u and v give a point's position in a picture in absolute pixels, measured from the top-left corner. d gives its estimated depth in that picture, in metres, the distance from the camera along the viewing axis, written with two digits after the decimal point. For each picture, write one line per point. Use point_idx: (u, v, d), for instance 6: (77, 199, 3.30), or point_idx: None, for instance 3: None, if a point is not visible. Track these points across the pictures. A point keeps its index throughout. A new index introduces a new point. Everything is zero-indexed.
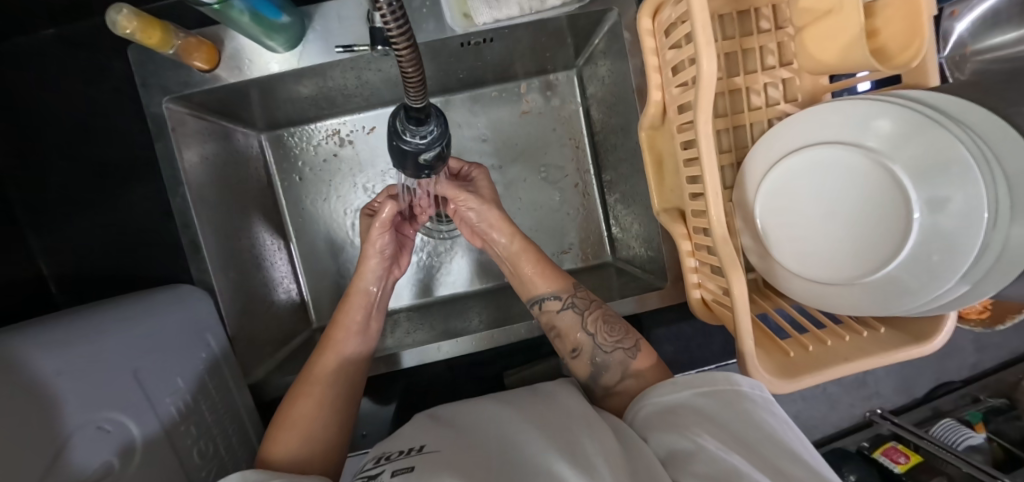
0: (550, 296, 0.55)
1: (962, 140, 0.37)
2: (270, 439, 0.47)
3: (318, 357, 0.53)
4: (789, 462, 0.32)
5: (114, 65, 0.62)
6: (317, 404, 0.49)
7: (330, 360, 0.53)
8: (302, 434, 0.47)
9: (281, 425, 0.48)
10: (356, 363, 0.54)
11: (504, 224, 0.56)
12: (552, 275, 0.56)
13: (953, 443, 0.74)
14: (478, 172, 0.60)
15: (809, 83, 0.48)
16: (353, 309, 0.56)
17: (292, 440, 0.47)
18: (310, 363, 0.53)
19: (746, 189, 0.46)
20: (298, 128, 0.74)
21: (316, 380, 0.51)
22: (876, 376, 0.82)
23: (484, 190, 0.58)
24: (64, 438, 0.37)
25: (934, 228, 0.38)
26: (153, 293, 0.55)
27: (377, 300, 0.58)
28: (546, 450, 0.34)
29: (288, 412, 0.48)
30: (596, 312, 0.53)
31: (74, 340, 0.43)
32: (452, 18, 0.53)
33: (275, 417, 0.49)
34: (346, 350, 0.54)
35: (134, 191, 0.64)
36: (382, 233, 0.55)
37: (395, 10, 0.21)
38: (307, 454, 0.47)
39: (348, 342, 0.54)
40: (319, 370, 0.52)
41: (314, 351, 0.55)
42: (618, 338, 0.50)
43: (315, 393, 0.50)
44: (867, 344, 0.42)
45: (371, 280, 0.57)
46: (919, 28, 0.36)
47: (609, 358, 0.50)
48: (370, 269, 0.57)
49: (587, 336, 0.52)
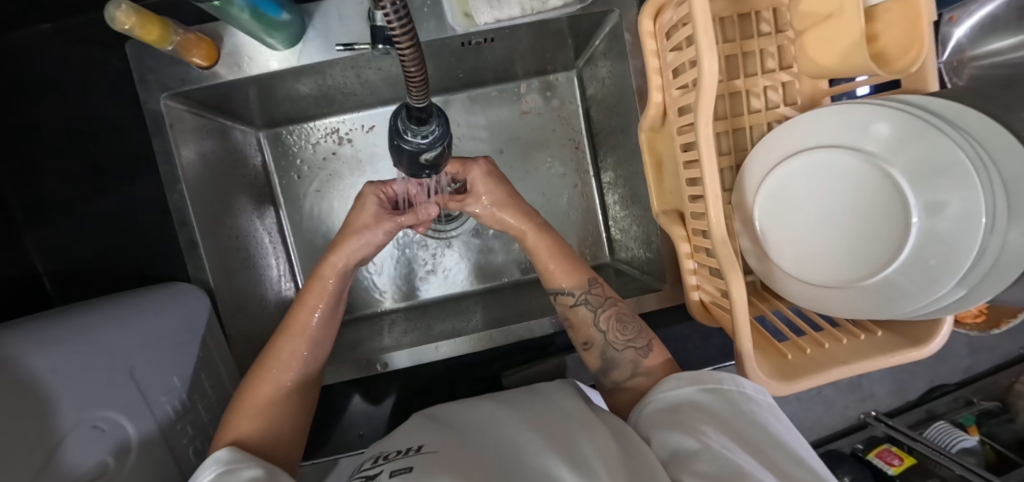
0: (565, 291, 0.55)
1: (960, 145, 0.37)
2: (230, 425, 0.45)
3: (280, 341, 0.50)
4: (790, 463, 0.32)
5: (111, 61, 0.61)
6: (286, 393, 0.49)
7: (294, 345, 0.50)
8: (265, 421, 0.46)
9: (243, 411, 0.46)
10: (319, 345, 0.52)
11: (516, 221, 0.56)
12: (570, 269, 0.55)
13: (947, 446, 0.73)
14: (469, 169, 0.56)
15: (809, 86, 0.47)
16: (318, 286, 0.53)
17: (252, 424, 0.45)
18: (272, 350, 0.50)
19: (746, 191, 0.46)
20: (297, 126, 0.73)
21: (281, 366, 0.49)
22: (871, 378, 0.83)
23: (485, 195, 0.56)
24: (59, 438, 0.37)
25: (932, 232, 0.38)
26: (152, 290, 0.53)
27: (332, 291, 0.53)
28: (545, 451, 0.35)
29: (251, 398, 0.47)
30: (610, 309, 0.52)
31: (69, 339, 0.42)
32: (453, 17, 0.52)
33: (234, 401, 0.48)
34: (312, 334, 0.51)
35: (131, 188, 0.63)
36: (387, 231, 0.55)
37: (398, 9, 0.21)
38: (273, 437, 0.46)
39: (313, 324, 0.51)
40: (282, 355, 0.50)
41: (274, 334, 0.51)
42: (630, 336, 0.50)
43: (279, 382, 0.49)
44: (865, 347, 0.43)
45: (352, 258, 0.54)
46: (919, 34, 0.36)
47: (619, 355, 0.50)
48: (353, 245, 0.54)
49: (599, 332, 0.52)
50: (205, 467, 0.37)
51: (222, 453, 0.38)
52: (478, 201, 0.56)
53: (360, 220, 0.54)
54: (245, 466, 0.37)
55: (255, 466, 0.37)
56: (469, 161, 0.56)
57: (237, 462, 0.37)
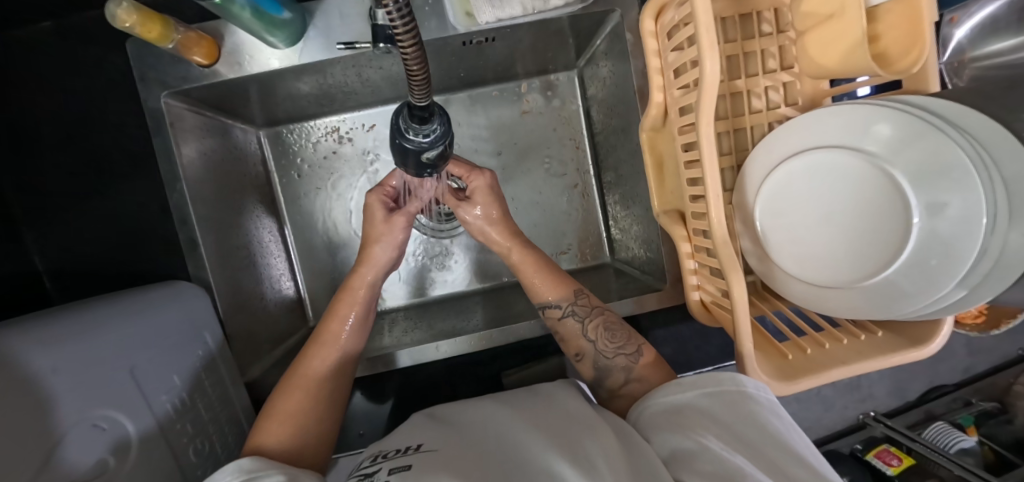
0: (552, 304, 0.54)
1: (961, 145, 0.37)
2: (261, 431, 0.45)
3: (314, 350, 0.52)
4: (791, 463, 0.32)
5: (111, 58, 0.61)
6: (314, 400, 0.48)
7: (328, 353, 0.51)
8: (293, 426, 0.46)
9: (274, 418, 0.46)
10: (349, 354, 0.53)
11: (502, 239, 0.57)
12: (554, 282, 0.55)
13: (946, 446, 0.74)
14: (477, 180, 0.57)
15: (810, 87, 0.47)
16: (349, 300, 0.55)
17: (285, 430, 0.46)
18: (305, 357, 0.51)
19: (746, 191, 0.46)
20: (298, 125, 0.73)
21: (311, 371, 0.50)
22: (871, 379, 0.83)
23: (480, 207, 0.57)
24: (59, 436, 0.37)
25: (932, 233, 0.38)
26: (151, 289, 0.53)
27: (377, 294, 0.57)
28: (546, 449, 0.35)
29: (280, 405, 0.47)
30: (597, 318, 0.53)
31: (69, 337, 0.42)
32: (454, 16, 0.53)
33: (265, 407, 0.48)
34: (343, 343, 0.53)
35: (131, 187, 0.63)
36: (405, 227, 0.56)
37: (401, 8, 0.21)
38: (299, 445, 0.46)
39: (344, 334, 0.53)
40: (311, 363, 0.50)
41: (306, 344, 0.53)
42: (620, 344, 0.50)
43: (309, 386, 0.49)
44: (867, 347, 0.43)
45: (381, 270, 0.56)
46: (919, 36, 0.36)
47: (611, 363, 0.50)
48: (380, 254, 0.56)
49: (589, 342, 0.52)
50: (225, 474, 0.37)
51: (245, 461, 0.38)
52: (472, 211, 0.57)
53: (386, 232, 0.55)
54: (266, 474, 0.36)
55: (276, 474, 0.37)
56: (475, 169, 0.57)
57: (258, 471, 0.37)
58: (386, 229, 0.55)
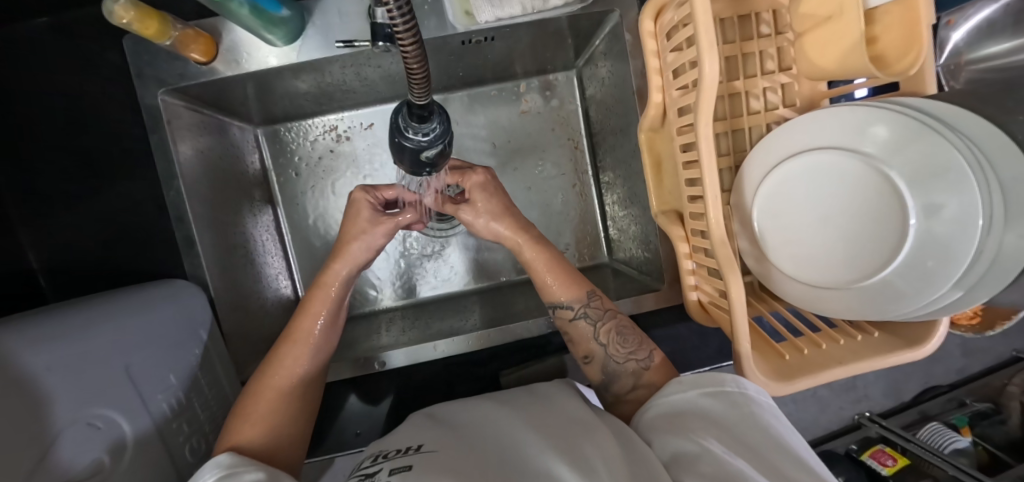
0: (564, 304, 0.53)
1: (957, 146, 0.37)
2: (235, 430, 0.45)
3: (285, 348, 0.50)
4: (790, 467, 0.32)
5: (108, 56, 0.60)
6: (291, 396, 0.48)
7: (299, 352, 0.50)
8: (269, 425, 0.46)
9: (250, 417, 0.46)
10: (326, 351, 0.52)
11: (512, 233, 0.55)
12: (568, 282, 0.54)
13: (941, 446, 0.75)
14: (474, 178, 0.56)
15: (808, 88, 0.47)
16: (320, 296, 0.52)
17: (258, 429, 0.45)
18: (275, 357, 0.50)
19: (744, 192, 0.45)
20: (296, 123, 0.73)
21: (283, 372, 0.49)
22: (866, 379, 0.83)
23: (482, 205, 0.55)
24: (53, 437, 0.37)
25: (928, 233, 0.39)
26: (147, 288, 0.53)
27: (347, 291, 0.54)
28: (545, 451, 0.35)
29: (252, 403, 0.47)
30: (610, 322, 0.52)
31: (64, 334, 0.42)
32: (454, 15, 0.53)
33: (238, 403, 0.47)
34: (317, 340, 0.51)
35: (128, 185, 0.63)
36: (387, 234, 0.54)
37: (402, 6, 0.21)
38: (278, 440, 0.46)
39: (316, 332, 0.51)
40: (287, 361, 0.49)
41: (276, 342, 0.51)
42: (631, 349, 0.50)
43: (282, 386, 0.48)
44: (860, 347, 0.43)
45: (356, 266, 0.54)
46: (919, 36, 0.36)
47: (621, 368, 0.50)
48: (358, 252, 0.53)
49: (599, 346, 0.51)
50: (207, 470, 0.37)
51: (224, 458, 0.38)
52: (473, 211, 0.55)
53: (356, 232, 0.53)
54: (247, 470, 0.36)
55: (257, 470, 0.37)
56: (468, 169, 0.56)
57: (237, 467, 0.37)
58: (361, 224, 0.53)
